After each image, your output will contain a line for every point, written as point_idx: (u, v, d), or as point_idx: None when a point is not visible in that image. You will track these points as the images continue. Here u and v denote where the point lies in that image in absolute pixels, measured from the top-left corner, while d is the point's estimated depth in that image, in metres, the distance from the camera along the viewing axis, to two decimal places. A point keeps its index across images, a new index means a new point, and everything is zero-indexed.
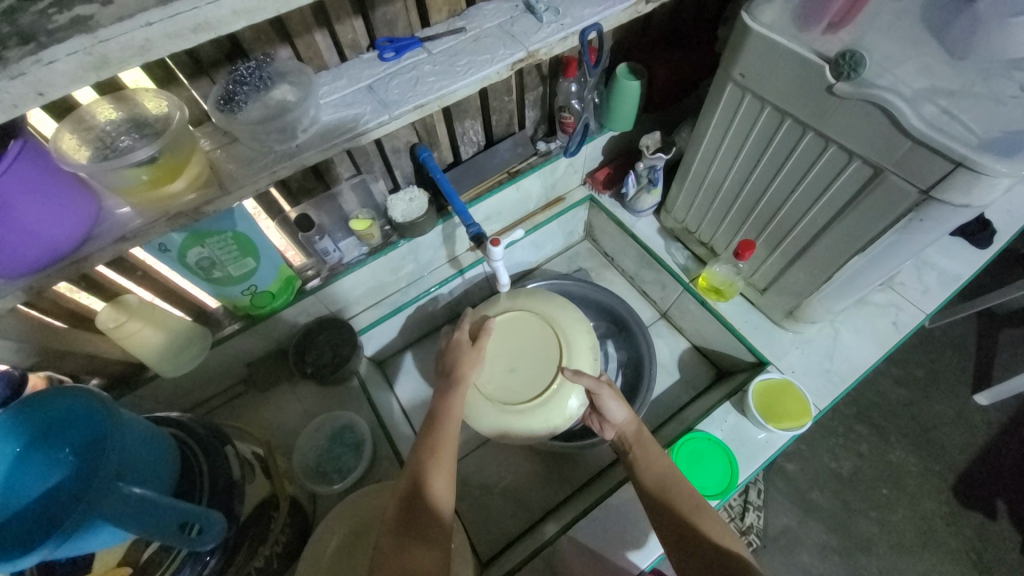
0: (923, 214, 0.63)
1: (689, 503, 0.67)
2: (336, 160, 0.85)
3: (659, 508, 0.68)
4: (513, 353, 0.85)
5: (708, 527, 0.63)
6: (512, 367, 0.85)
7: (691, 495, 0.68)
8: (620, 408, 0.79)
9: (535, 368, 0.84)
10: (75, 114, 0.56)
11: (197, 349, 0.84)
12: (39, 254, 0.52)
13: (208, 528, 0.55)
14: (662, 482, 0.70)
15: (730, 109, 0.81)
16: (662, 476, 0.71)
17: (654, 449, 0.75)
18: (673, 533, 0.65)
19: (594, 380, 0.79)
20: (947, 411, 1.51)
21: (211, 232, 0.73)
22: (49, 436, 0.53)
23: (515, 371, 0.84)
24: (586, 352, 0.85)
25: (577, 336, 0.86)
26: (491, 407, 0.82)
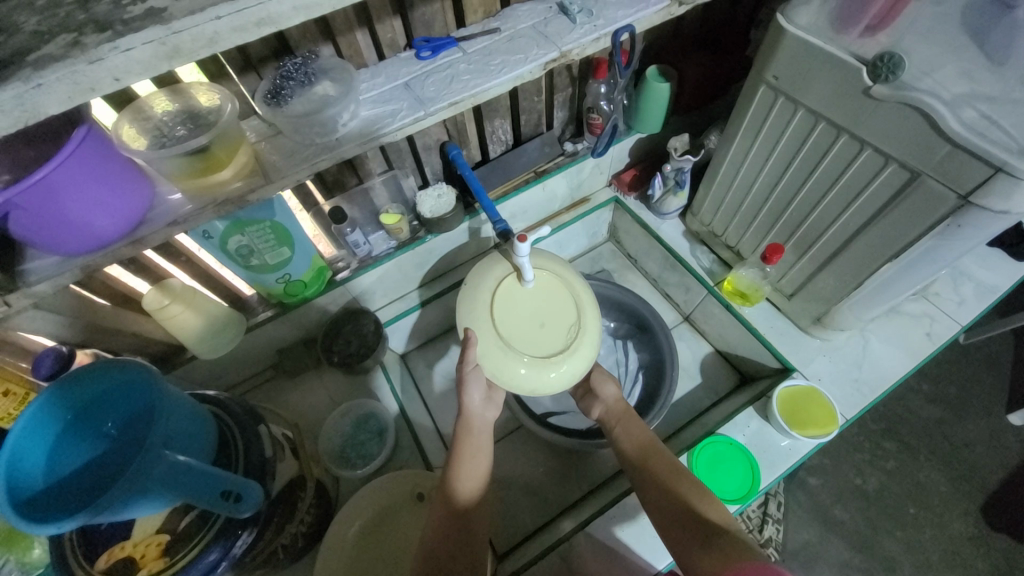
0: (962, 220, 0.62)
1: (668, 468, 0.70)
2: (370, 155, 0.87)
3: (641, 476, 0.71)
4: (534, 310, 0.75)
5: (688, 494, 0.65)
6: (534, 326, 0.74)
7: (671, 462, 0.71)
8: (611, 387, 0.86)
9: (558, 324, 0.75)
10: (135, 105, 0.59)
11: (232, 334, 0.88)
12: (97, 235, 0.55)
13: (245, 495, 0.58)
14: (644, 449, 0.74)
15: (763, 111, 0.81)
16: (643, 444, 0.75)
17: (635, 424, 0.80)
18: (655, 500, 0.67)
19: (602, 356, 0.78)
20: (981, 431, 1.46)
21: (251, 221, 0.77)
22: (98, 406, 0.57)
23: (539, 333, 0.74)
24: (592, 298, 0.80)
25: (578, 279, 0.80)
26: (535, 378, 0.71)
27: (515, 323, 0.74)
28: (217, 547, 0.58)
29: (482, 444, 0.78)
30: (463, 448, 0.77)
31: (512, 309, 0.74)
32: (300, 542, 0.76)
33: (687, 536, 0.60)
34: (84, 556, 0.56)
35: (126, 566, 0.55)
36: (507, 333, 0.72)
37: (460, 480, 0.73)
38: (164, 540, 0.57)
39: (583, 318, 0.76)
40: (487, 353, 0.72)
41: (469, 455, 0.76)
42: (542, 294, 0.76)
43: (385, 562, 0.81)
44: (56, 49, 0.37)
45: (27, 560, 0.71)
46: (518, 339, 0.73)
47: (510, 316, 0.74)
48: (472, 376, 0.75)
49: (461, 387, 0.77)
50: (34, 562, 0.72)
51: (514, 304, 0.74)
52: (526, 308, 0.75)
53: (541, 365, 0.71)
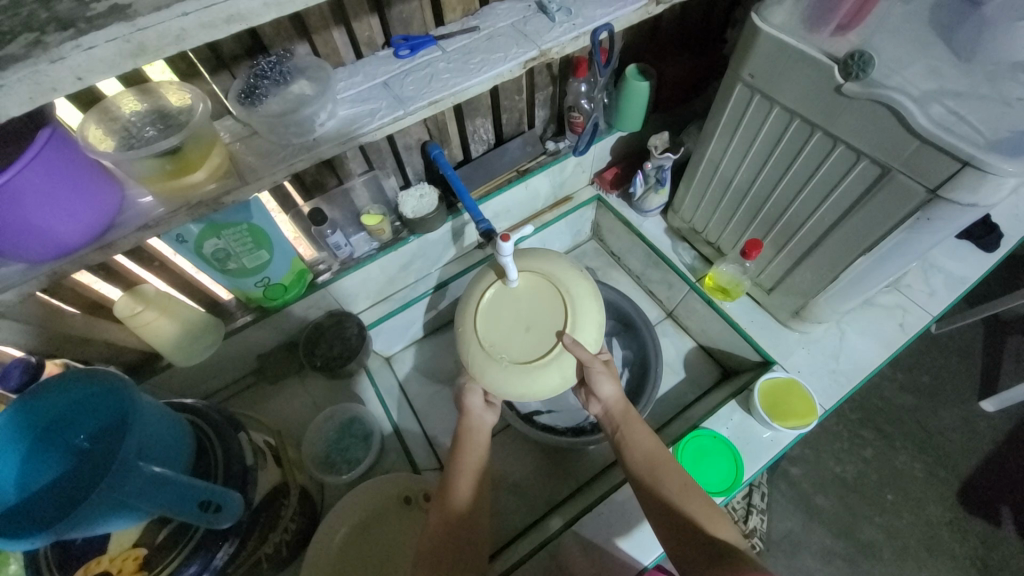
0: (930, 213, 0.64)
1: (676, 485, 0.69)
2: (349, 155, 0.86)
3: (647, 492, 0.69)
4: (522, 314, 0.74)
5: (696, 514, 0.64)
6: (519, 331, 0.73)
7: (678, 478, 0.70)
8: (611, 385, 0.76)
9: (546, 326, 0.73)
10: (101, 105, 0.57)
11: (210, 339, 0.86)
12: (65, 240, 0.53)
13: (226, 506, 0.56)
14: (650, 461, 0.72)
15: (740, 109, 0.82)
16: (648, 455, 0.72)
17: (640, 430, 0.76)
18: (662, 516, 0.66)
19: (590, 355, 0.72)
20: (954, 418, 1.51)
21: (227, 224, 0.75)
22: (69, 419, 0.55)
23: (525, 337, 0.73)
24: (585, 292, 0.75)
25: (570, 272, 0.76)
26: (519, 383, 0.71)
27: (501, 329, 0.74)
28: (196, 559, 0.56)
29: (479, 448, 0.77)
30: (464, 449, 0.76)
31: (498, 315, 0.75)
32: (285, 550, 0.75)
33: (696, 557, 0.59)
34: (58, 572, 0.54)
35: None
36: (491, 341, 0.73)
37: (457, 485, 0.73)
38: (140, 555, 0.54)
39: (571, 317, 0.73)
40: (474, 361, 0.73)
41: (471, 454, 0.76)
42: (528, 296, 0.75)
43: (374, 568, 0.80)
44: (16, 49, 0.35)
45: None
46: (502, 345, 0.73)
47: (495, 323, 0.74)
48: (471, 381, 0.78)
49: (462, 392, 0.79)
50: None
51: (499, 310, 0.75)
52: (511, 313, 0.74)
53: (524, 369, 0.71)
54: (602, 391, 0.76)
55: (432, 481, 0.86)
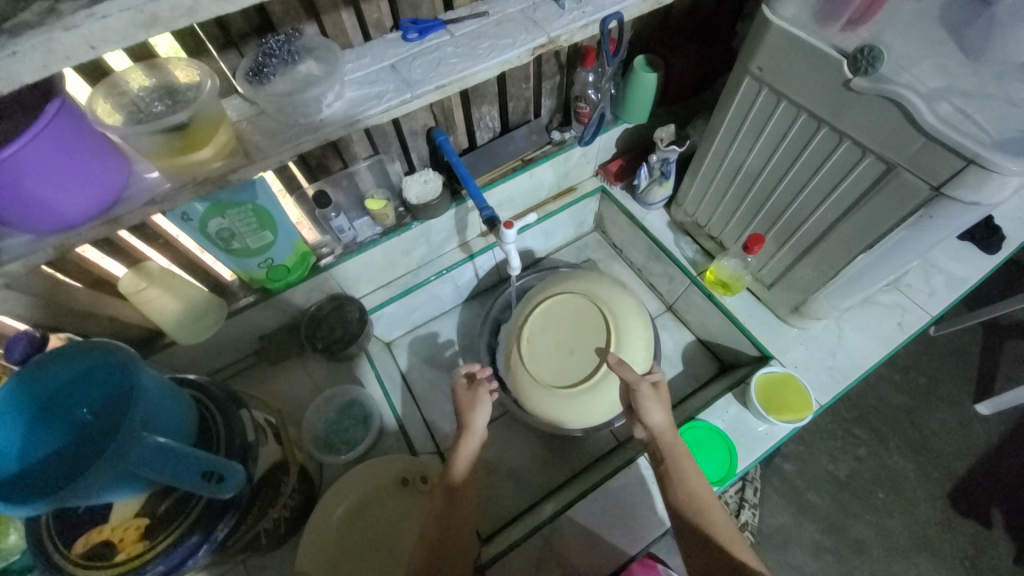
0: (933, 211, 0.64)
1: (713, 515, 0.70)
2: (355, 138, 0.86)
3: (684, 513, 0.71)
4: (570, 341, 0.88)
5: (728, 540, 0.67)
6: (564, 355, 0.87)
7: (714, 504, 0.72)
8: (659, 413, 0.78)
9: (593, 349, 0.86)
10: (109, 79, 0.57)
11: (213, 318, 0.87)
12: (72, 212, 0.54)
13: (228, 477, 0.56)
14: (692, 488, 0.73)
15: (747, 102, 0.82)
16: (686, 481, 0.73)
17: (684, 456, 0.76)
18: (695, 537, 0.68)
19: (635, 376, 0.79)
20: (949, 419, 1.52)
21: (232, 203, 0.75)
22: (72, 391, 0.55)
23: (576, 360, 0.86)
24: (628, 318, 0.89)
25: (614, 300, 0.90)
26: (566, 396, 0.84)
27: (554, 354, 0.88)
28: (197, 530, 0.57)
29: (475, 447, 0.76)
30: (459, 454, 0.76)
31: (543, 343, 0.89)
32: (283, 527, 0.76)
33: None
34: (61, 540, 0.55)
35: (103, 550, 0.54)
36: (538, 367, 0.87)
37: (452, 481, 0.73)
38: (143, 523, 0.56)
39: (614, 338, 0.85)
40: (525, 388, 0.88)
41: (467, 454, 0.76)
42: (576, 324, 0.89)
43: (370, 547, 0.82)
44: (31, 16, 0.35)
45: (4, 546, 0.71)
46: (547, 371, 0.87)
47: (543, 348, 0.89)
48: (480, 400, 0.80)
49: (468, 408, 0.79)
50: (9, 548, 0.72)
51: (546, 338, 0.89)
52: (556, 340, 0.88)
53: (568, 392, 0.84)
54: (647, 416, 0.78)
55: (429, 463, 0.87)
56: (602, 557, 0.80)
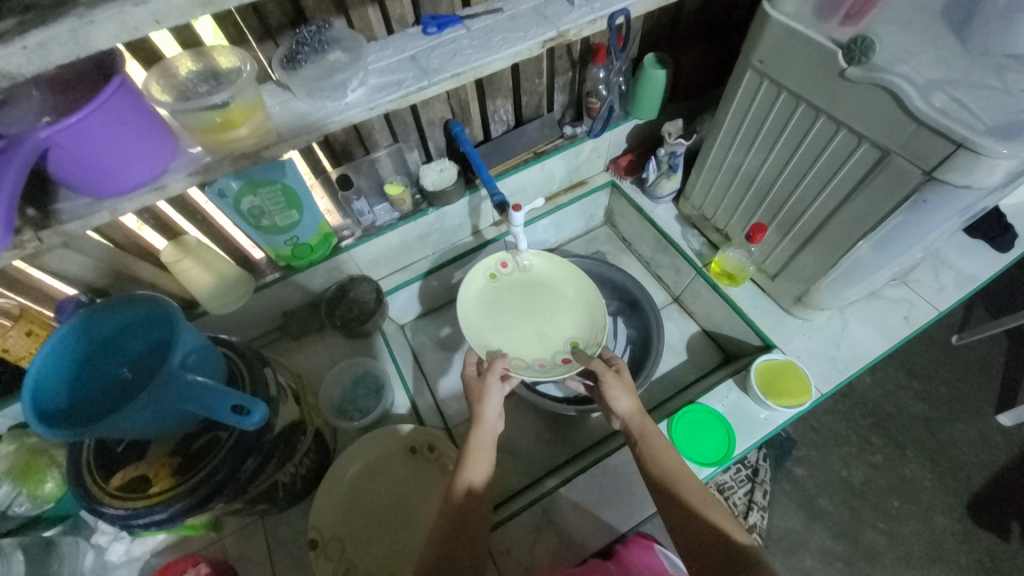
0: (926, 194, 0.66)
1: (696, 494, 0.67)
2: (377, 126, 0.92)
3: (666, 501, 0.69)
4: (527, 295, 1.00)
5: (712, 515, 0.64)
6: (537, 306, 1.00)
7: (698, 487, 0.68)
8: (624, 398, 0.80)
9: (536, 278, 1.02)
10: (162, 64, 0.64)
11: (241, 292, 0.94)
12: (126, 177, 0.61)
13: (252, 411, 0.58)
14: (669, 476, 0.70)
15: (749, 95, 0.85)
16: (667, 471, 0.71)
17: (660, 444, 0.74)
18: (678, 522, 0.66)
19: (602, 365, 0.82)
20: (969, 430, 1.49)
21: (263, 182, 0.82)
22: (117, 345, 0.62)
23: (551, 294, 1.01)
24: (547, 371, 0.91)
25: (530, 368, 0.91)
26: (597, 320, 0.96)
27: (541, 314, 0.99)
28: (225, 467, 0.62)
29: (487, 438, 0.77)
30: (473, 445, 0.76)
31: (516, 295, 1.00)
32: (299, 484, 0.82)
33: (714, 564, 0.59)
34: (99, 473, 0.62)
35: (138, 484, 0.60)
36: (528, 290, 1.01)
37: (467, 473, 0.73)
38: (175, 461, 0.62)
39: (531, 255, 1.02)
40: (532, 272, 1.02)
41: (480, 443, 0.76)
42: (515, 330, 0.97)
43: (379, 510, 0.86)
44: None
45: (42, 493, 0.78)
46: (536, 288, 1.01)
47: (520, 297, 1.00)
48: (489, 390, 0.82)
49: (478, 399, 0.81)
50: (46, 496, 0.78)
51: (512, 301, 1.00)
52: (519, 309, 0.99)
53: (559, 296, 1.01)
54: (614, 404, 0.80)
55: (436, 433, 0.92)
56: (598, 529, 0.83)
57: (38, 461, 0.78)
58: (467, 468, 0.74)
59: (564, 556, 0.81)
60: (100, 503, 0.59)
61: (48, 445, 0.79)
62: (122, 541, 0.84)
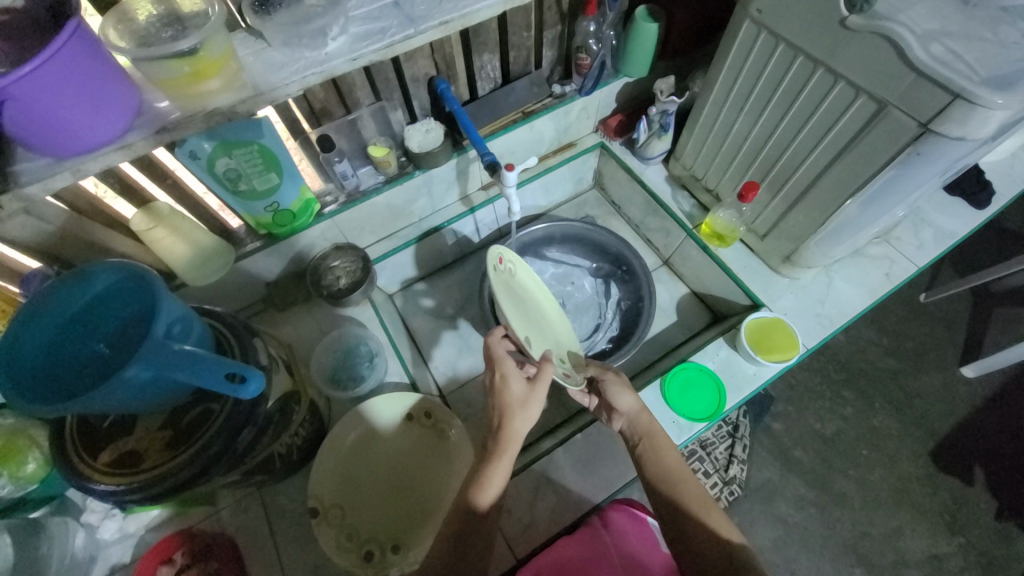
0: (920, 148, 0.66)
1: (698, 501, 0.67)
2: (357, 83, 0.87)
3: (664, 503, 0.69)
4: (515, 299, 0.89)
5: (711, 522, 0.65)
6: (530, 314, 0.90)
7: (702, 494, 0.68)
8: (628, 397, 0.79)
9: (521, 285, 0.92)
10: (118, 8, 0.58)
11: (221, 264, 0.89)
12: (89, 135, 0.55)
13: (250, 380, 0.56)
14: (671, 480, 0.70)
15: (746, 48, 0.83)
16: (670, 474, 0.71)
17: (665, 446, 0.75)
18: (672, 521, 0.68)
19: (601, 367, 0.85)
20: (935, 382, 1.57)
21: (238, 142, 0.77)
22: (95, 316, 0.58)
23: (535, 301, 0.94)
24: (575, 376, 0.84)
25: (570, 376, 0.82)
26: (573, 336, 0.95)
27: (533, 321, 0.89)
28: (220, 440, 0.60)
29: (510, 457, 0.69)
30: (498, 460, 0.68)
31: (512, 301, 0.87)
32: (295, 454, 0.81)
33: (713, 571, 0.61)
34: (84, 449, 0.59)
35: (129, 459, 0.58)
36: (519, 298, 0.89)
37: (483, 491, 0.66)
38: (166, 435, 0.60)
39: (516, 260, 0.92)
40: (518, 278, 0.92)
41: (503, 459, 0.68)
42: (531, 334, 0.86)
43: (380, 478, 0.86)
44: None
45: (24, 474, 0.73)
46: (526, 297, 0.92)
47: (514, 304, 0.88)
48: (517, 407, 0.70)
49: (510, 412, 0.70)
50: (29, 476, 0.73)
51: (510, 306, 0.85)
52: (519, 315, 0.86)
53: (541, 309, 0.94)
54: (620, 402, 0.79)
55: (432, 399, 0.92)
56: (596, 484, 0.86)
57: (18, 441, 0.72)
58: (481, 494, 0.65)
59: (563, 512, 0.83)
60: (90, 480, 0.57)
61: (25, 426, 0.74)
62: (114, 518, 0.83)
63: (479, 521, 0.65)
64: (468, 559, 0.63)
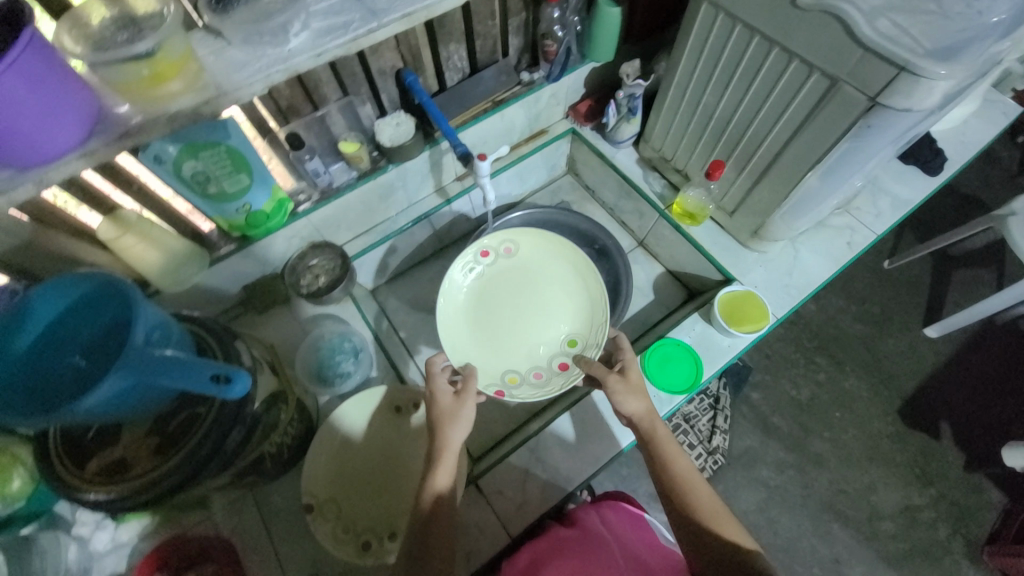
0: (871, 120, 0.70)
1: (708, 508, 0.69)
2: (323, 78, 0.86)
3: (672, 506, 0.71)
4: (507, 297, 0.99)
5: (723, 530, 0.66)
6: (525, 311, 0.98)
7: (711, 499, 0.70)
8: (633, 400, 0.78)
9: (525, 267, 1.01)
10: (69, 13, 0.56)
11: (195, 269, 0.88)
12: (49, 145, 0.54)
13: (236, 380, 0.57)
14: (679, 485, 0.72)
15: (706, 29, 0.85)
16: (678, 478, 0.72)
17: (673, 446, 0.76)
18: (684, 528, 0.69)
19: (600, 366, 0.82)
20: (900, 343, 1.66)
21: (205, 144, 0.77)
22: (69, 327, 0.58)
23: (537, 289, 0.99)
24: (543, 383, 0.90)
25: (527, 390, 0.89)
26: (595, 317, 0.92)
27: (528, 316, 0.98)
28: (207, 443, 0.60)
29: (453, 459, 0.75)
30: (440, 463, 0.74)
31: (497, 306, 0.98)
32: (286, 453, 0.81)
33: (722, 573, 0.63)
34: (68, 461, 0.59)
35: (116, 468, 0.58)
36: (512, 297, 0.99)
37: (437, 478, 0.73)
38: (152, 442, 0.60)
39: (513, 238, 1.00)
40: (517, 268, 1.01)
41: (445, 460, 0.74)
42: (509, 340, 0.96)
43: (372, 471, 0.88)
44: None
45: (9, 492, 0.71)
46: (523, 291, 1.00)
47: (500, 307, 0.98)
48: (447, 416, 0.76)
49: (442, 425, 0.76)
50: (17, 494, 0.72)
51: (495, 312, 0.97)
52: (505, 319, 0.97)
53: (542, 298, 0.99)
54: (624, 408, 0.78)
55: (419, 390, 0.93)
56: (583, 461, 0.89)
57: (1, 460, 0.70)
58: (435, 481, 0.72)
59: (554, 490, 0.86)
60: (78, 491, 0.57)
61: (10, 444, 0.71)
62: (106, 529, 0.83)
63: (442, 509, 0.71)
64: (433, 537, 0.68)
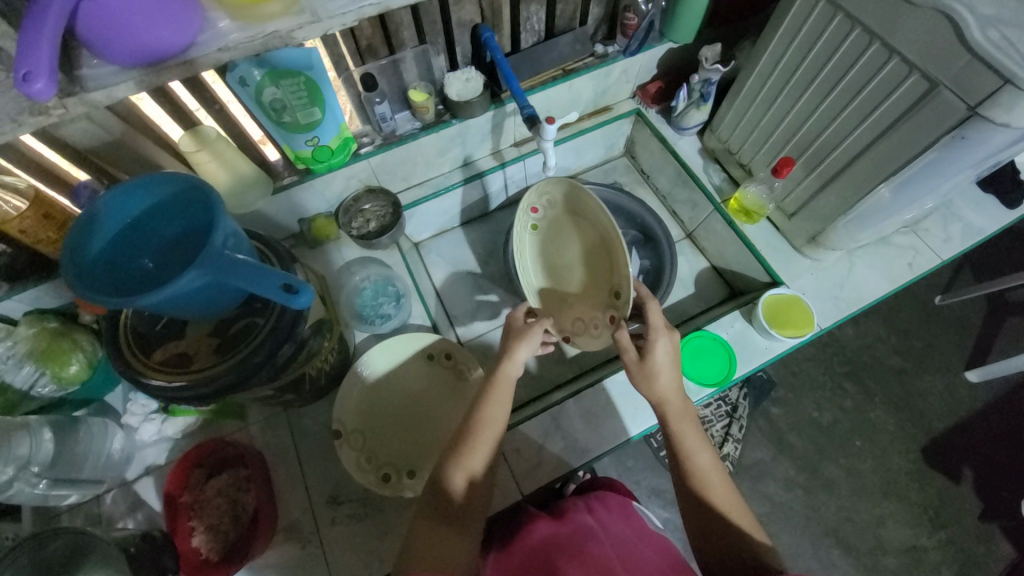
0: (966, 131, 0.66)
1: (736, 514, 0.68)
2: (404, 23, 0.87)
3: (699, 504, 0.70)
4: (564, 249, 0.94)
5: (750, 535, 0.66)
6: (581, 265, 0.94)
7: (740, 505, 0.69)
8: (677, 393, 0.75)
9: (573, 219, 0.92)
10: None
11: (260, 194, 0.92)
12: (155, 48, 0.57)
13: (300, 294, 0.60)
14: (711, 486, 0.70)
15: (801, 17, 0.81)
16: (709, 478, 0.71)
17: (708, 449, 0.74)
18: (709, 528, 0.68)
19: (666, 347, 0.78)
20: (937, 383, 1.59)
21: (286, 73, 0.79)
22: (151, 223, 0.62)
23: (589, 242, 0.92)
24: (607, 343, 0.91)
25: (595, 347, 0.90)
26: None
27: (584, 270, 0.93)
28: (262, 352, 0.63)
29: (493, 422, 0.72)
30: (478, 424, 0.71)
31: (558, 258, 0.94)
32: (322, 379, 0.85)
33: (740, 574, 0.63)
34: (137, 347, 0.64)
35: (179, 360, 0.63)
36: (572, 250, 0.94)
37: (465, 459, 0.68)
38: (214, 342, 0.65)
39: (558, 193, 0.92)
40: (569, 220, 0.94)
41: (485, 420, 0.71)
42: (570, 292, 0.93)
43: (398, 412, 0.91)
44: None
45: (66, 374, 0.79)
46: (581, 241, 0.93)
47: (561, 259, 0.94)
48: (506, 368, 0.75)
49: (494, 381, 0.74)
50: (71, 378, 0.80)
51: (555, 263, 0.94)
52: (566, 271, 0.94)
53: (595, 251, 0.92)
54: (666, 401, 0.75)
55: (453, 342, 0.95)
56: (602, 436, 0.90)
57: (61, 344, 0.79)
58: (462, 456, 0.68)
59: (569, 457, 0.88)
60: (142, 375, 0.62)
61: (69, 330, 0.81)
62: (153, 422, 0.87)
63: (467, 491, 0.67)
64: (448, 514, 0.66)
